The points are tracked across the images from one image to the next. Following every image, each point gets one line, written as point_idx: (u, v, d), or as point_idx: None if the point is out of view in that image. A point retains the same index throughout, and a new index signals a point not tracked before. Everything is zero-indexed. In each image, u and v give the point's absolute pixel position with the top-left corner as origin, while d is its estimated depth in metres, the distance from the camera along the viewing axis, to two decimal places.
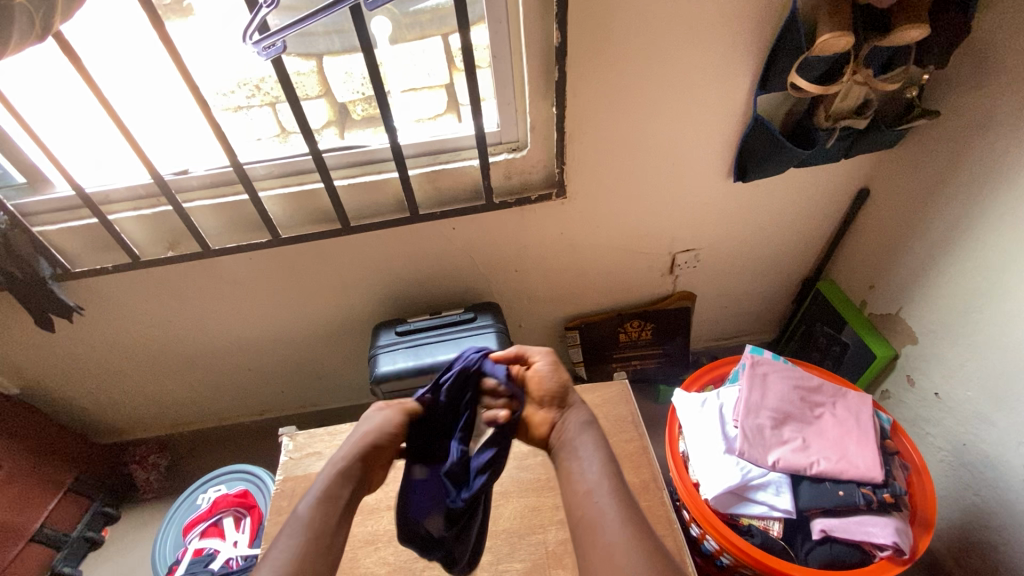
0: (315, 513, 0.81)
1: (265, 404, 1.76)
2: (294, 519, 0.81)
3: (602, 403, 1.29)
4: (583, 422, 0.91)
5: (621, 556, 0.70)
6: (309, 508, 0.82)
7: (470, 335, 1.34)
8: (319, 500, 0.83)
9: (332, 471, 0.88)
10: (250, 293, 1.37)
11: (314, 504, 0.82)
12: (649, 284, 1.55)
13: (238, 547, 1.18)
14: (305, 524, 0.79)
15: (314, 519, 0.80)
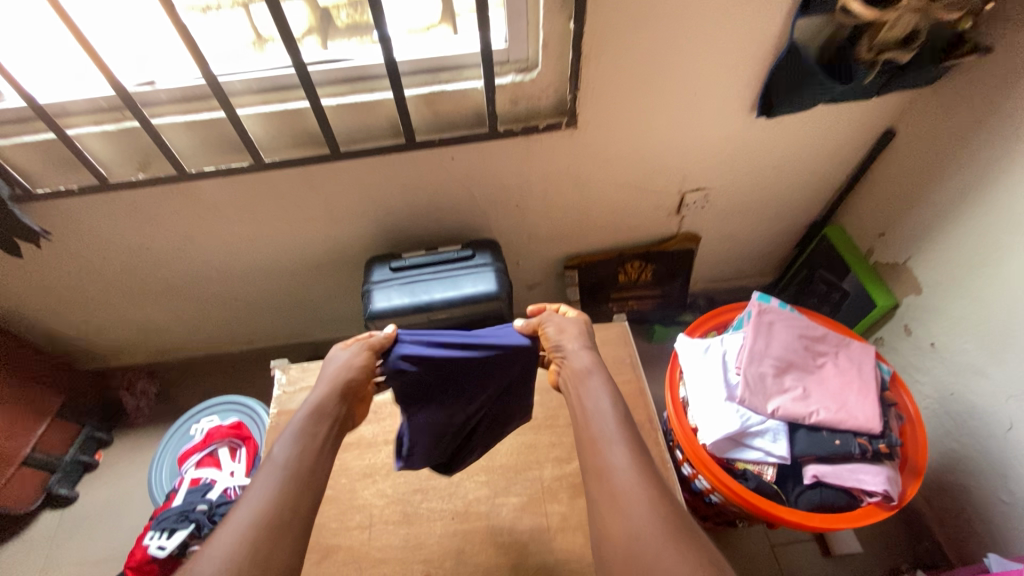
0: (297, 453, 0.77)
1: (254, 334, 1.73)
2: (271, 461, 0.76)
3: (601, 344, 1.28)
4: (587, 367, 0.87)
5: (621, 481, 0.71)
6: (287, 446, 0.78)
7: (468, 273, 1.29)
8: (299, 437, 0.79)
9: (309, 409, 0.84)
10: (232, 221, 1.29)
11: (298, 436, 0.79)
12: (654, 224, 1.50)
13: (236, 478, 1.18)
14: (287, 463, 0.75)
15: (301, 458, 0.76)
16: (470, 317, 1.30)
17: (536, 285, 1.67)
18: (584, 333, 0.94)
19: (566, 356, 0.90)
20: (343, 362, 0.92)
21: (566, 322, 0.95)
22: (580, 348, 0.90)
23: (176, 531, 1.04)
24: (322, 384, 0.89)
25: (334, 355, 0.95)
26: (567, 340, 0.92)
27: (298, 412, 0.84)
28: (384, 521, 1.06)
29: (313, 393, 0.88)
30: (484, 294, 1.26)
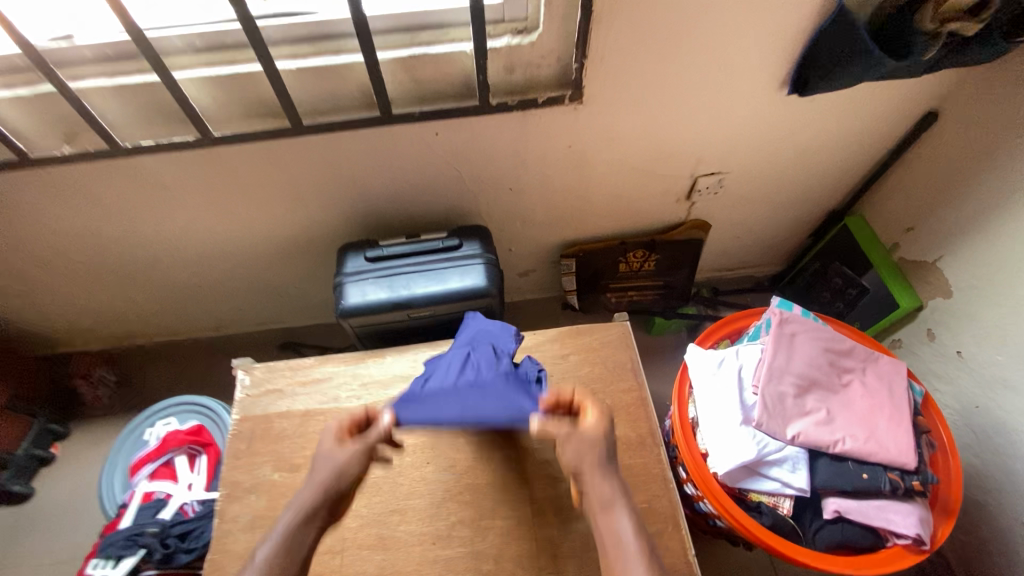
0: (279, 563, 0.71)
1: (222, 319, 1.58)
2: (253, 564, 0.71)
3: (600, 347, 1.16)
4: (608, 497, 0.72)
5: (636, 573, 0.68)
6: (272, 555, 0.71)
7: (454, 265, 1.15)
8: (286, 545, 0.73)
9: (297, 516, 0.74)
10: (183, 202, 1.12)
11: (274, 551, 0.72)
12: (661, 210, 1.35)
13: (194, 491, 1.06)
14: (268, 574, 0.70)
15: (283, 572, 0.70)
16: (455, 314, 1.17)
17: (529, 273, 1.53)
18: (610, 456, 0.76)
19: (584, 488, 0.74)
20: (335, 457, 0.77)
21: (587, 427, 0.76)
22: (602, 477, 0.74)
23: (124, 558, 0.94)
24: (314, 483, 0.76)
25: (327, 440, 0.80)
26: (591, 472, 0.73)
27: (287, 514, 0.75)
28: (358, 545, 0.96)
29: (304, 494, 0.76)
30: (472, 291, 1.12)
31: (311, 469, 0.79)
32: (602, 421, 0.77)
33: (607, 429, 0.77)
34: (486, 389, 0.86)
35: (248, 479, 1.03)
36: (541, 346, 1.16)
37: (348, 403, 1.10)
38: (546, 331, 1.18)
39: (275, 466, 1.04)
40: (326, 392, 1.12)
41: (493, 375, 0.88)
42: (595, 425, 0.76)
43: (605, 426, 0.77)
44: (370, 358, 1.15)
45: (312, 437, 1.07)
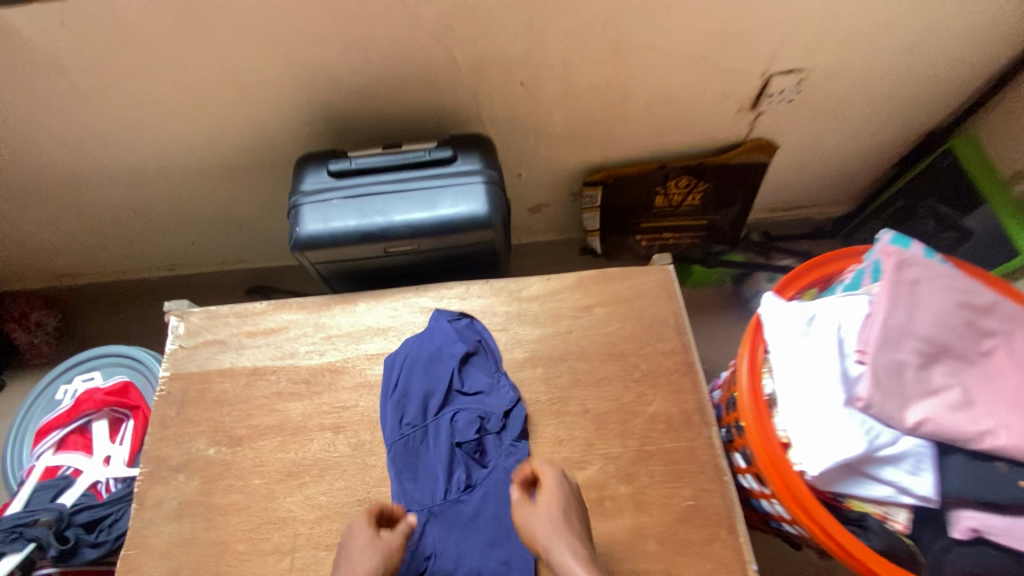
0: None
1: (176, 257, 1.33)
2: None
3: (633, 296, 0.89)
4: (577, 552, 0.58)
5: None
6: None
7: (444, 184, 0.86)
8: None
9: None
10: (96, 81, 0.86)
11: None
12: (714, 124, 1.06)
13: (109, 467, 0.83)
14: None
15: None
16: (447, 250, 0.89)
17: (542, 207, 1.25)
18: (572, 517, 0.61)
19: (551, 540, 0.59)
20: (380, 556, 0.60)
21: (546, 505, 0.62)
22: (565, 547, 0.58)
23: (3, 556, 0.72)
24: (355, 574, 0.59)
25: (361, 530, 0.63)
26: (555, 543, 0.58)
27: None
28: (314, 544, 0.73)
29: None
30: (468, 217, 0.85)
31: (338, 563, 0.61)
32: (552, 494, 0.63)
33: (559, 495, 0.63)
34: (484, 503, 0.74)
35: (176, 451, 0.80)
36: (557, 294, 0.90)
37: (307, 361, 0.85)
38: (564, 274, 0.91)
39: (211, 439, 0.81)
40: (280, 345, 0.87)
41: (486, 503, 0.74)
42: (551, 501, 0.62)
43: (557, 490, 0.63)
44: (337, 305, 0.89)
45: (259, 403, 0.83)
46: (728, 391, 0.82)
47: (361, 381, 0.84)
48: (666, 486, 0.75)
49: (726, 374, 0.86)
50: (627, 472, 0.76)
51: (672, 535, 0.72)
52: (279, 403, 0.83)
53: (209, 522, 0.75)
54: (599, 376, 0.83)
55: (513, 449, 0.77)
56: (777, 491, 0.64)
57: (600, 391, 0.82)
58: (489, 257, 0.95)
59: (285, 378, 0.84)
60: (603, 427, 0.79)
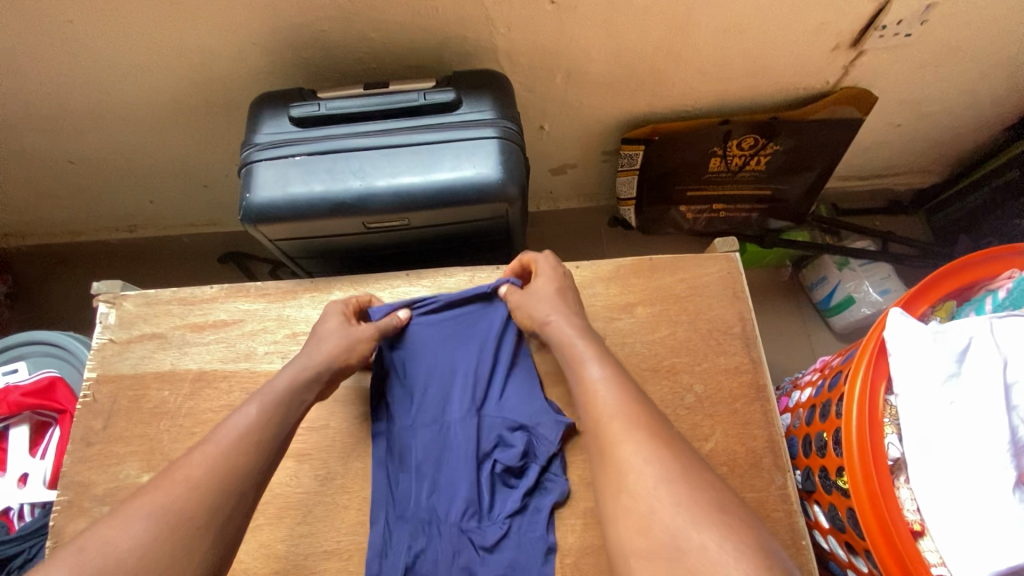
0: (265, 437, 0.49)
1: (134, 217, 1.13)
2: (221, 431, 0.48)
3: (688, 295, 0.68)
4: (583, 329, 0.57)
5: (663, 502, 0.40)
6: (262, 417, 0.50)
7: (444, 138, 0.64)
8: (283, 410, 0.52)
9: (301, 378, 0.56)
10: None
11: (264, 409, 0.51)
12: (797, 66, 0.81)
13: (24, 490, 0.68)
14: (251, 439, 0.48)
15: (272, 439, 0.50)
16: (447, 226, 0.68)
17: (567, 168, 1.02)
18: (571, 299, 0.61)
19: (545, 318, 0.59)
20: (346, 342, 0.61)
21: (542, 286, 0.62)
22: (561, 317, 0.58)
23: None
24: (321, 356, 0.59)
25: (332, 317, 0.63)
26: (552, 308, 0.59)
27: (272, 384, 0.54)
28: None
29: (303, 367, 0.57)
30: (475, 185, 0.63)
31: (308, 344, 0.61)
32: (551, 277, 0.63)
33: (558, 280, 0.63)
34: (506, 543, 0.58)
35: (100, 479, 0.63)
36: (588, 288, 0.70)
37: (266, 366, 0.67)
38: (597, 262, 0.71)
39: (145, 462, 0.64)
40: (233, 343, 0.69)
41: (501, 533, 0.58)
42: (547, 280, 0.62)
43: (552, 275, 0.63)
44: (306, 292, 0.71)
45: (206, 418, 0.65)
46: (809, 426, 0.63)
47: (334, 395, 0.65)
48: None
49: (803, 399, 0.68)
50: None
51: None
52: None
53: None
54: None
55: (550, 484, 0.61)
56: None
57: None
58: (501, 237, 0.74)
59: (239, 387, 0.66)
60: None
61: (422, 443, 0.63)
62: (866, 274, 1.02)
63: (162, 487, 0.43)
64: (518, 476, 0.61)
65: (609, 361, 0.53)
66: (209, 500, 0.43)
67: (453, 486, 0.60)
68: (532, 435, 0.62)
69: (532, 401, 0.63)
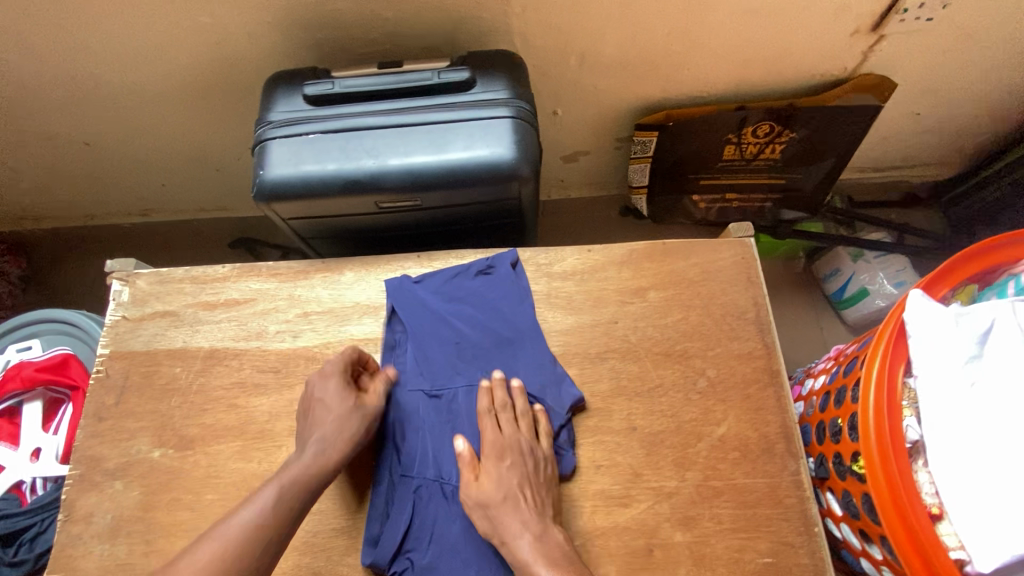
0: (274, 533, 0.50)
1: (146, 201, 1.14)
2: (227, 526, 0.49)
3: (700, 279, 0.68)
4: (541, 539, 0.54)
5: None
6: (275, 509, 0.50)
7: (458, 118, 0.64)
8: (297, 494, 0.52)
9: (313, 466, 0.54)
10: None
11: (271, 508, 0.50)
12: (816, 51, 0.80)
13: (37, 464, 0.68)
14: (257, 539, 0.49)
15: (283, 528, 0.50)
16: (458, 207, 0.68)
17: (578, 156, 1.02)
18: (523, 497, 0.56)
19: (496, 531, 0.55)
20: (357, 421, 0.58)
21: (491, 488, 0.56)
22: (511, 535, 0.54)
23: None
24: (334, 443, 0.56)
25: (336, 387, 0.59)
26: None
27: (284, 477, 0.53)
28: None
29: (314, 457, 0.55)
30: (487, 165, 0.63)
31: (313, 419, 0.58)
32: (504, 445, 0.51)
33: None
34: None
35: (112, 453, 0.64)
36: (600, 271, 0.69)
37: (277, 345, 0.67)
38: (609, 246, 0.70)
39: (156, 438, 0.64)
40: (245, 321, 0.69)
41: None
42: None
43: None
44: (318, 273, 0.71)
45: (217, 396, 0.65)
46: (822, 413, 0.63)
47: None
48: (736, 536, 0.57)
49: (817, 386, 0.67)
50: (685, 514, 0.58)
51: None
52: (241, 397, 0.65)
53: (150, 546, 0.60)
54: (650, 384, 0.63)
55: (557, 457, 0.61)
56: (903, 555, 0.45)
57: (653, 404, 0.62)
58: (512, 219, 0.73)
59: (250, 365, 0.66)
60: (654, 453, 0.61)
61: (431, 403, 0.64)
62: (880, 266, 1.01)
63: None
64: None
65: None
66: None
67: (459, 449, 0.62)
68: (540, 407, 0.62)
69: (541, 372, 0.64)
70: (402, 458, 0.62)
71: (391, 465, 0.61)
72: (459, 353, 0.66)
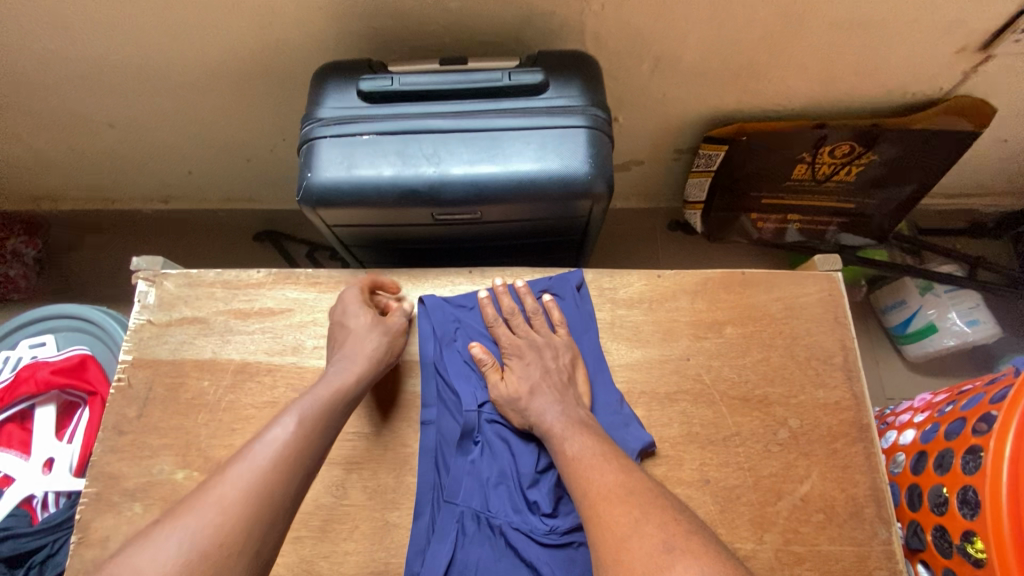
0: (312, 445, 0.46)
1: (170, 187, 1.08)
2: (256, 443, 0.44)
3: (781, 316, 0.61)
4: (569, 428, 0.53)
5: None
6: (302, 426, 0.46)
7: (529, 125, 0.57)
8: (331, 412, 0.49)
9: (342, 386, 0.51)
10: None
11: (301, 417, 0.47)
12: (912, 68, 0.73)
13: (50, 476, 0.63)
14: (300, 452, 0.45)
15: (318, 442, 0.47)
16: (520, 222, 0.62)
17: (632, 166, 0.95)
18: (550, 386, 0.57)
19: (524, 408, 0.56)
20: (384, 338, 0.57)
21: (517, 366, 0.59)
22: (532, 400, 0.56)
23: None
24: (362, 361, 0.54)
25: (359, 309, 0.58)
26: (534, 412, 0.56)
27: (314, 392, 0.50)
28: None
29: (341, 373, 0.53)
30: (559, 179, 0.56)
31: (337, 344, 0.56)
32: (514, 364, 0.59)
33: (530, 375, 0.58)
34: (561, 555, 0.53)
35: (133, 472, 0.58)
36: (670, 301, 0.63)
37: (314, 362, 0.62)
38: (682, 272, 0.64)
39: (179, 458, 0.59)
40: (280, 334, 0.63)
41: (555, 544, 0.53)
42: (518, 382, 0.58)
43: (520, 375, 0.58)
44: (361, 284, 0.65)
45: (247, 415, 0.60)
46: (917, 476, 0.56)
47: (388, 400, 0.60)
48: None
49: (906, 442, 0.61)
50: None
51: None
52: (274, 418, 0.59)
53: None
54: (725, 431, 0.57)
55: None
56: None
57: (728, 455, 0.56)
58: (574, 237, 0.67)
59: (284, 383, 0.61)
60: (729, 510, 0.55)
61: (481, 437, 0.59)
62: (952, 302, 0.93)
63: (188, 509, 0.40)
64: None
65: (593, 433, 0.53)
66: (247, 524, 0.40)
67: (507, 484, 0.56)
68: None
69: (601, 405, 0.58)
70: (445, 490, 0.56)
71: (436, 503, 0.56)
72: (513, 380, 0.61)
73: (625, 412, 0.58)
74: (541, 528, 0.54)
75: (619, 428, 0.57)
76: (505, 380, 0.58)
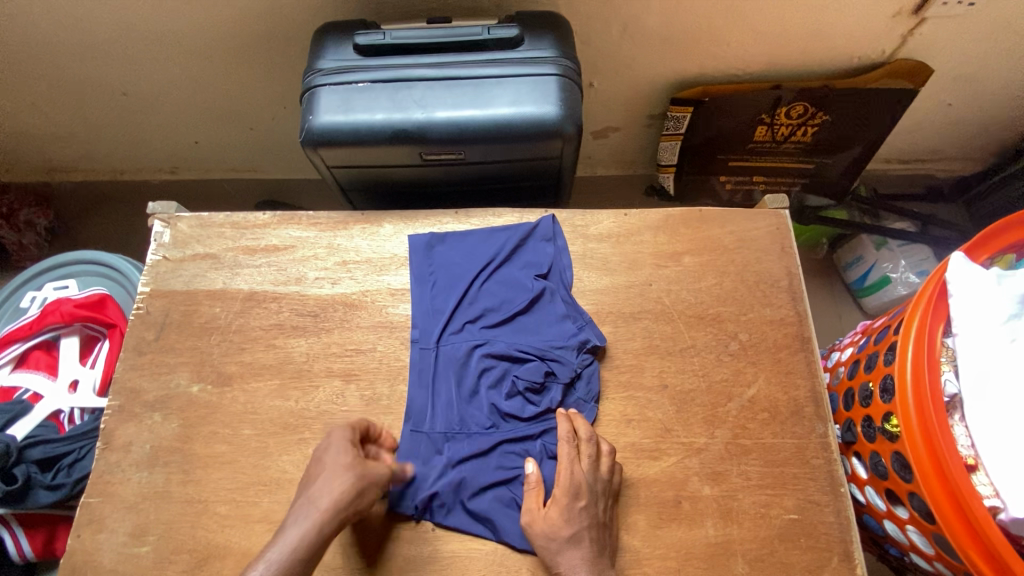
0: None
1: (177, 158, 1.15)
2: None
3: (732, 247, 0.69)
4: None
5: None
6: None
7: (505, 74, 0.65)
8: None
9: (298, 547, 0.47)
10: None
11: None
12: (855, 32, 0.80)
13: (76, 395, 0.70)
14: None
15: None
16: (498, 163, 0.69)
17: (609, 132, 1.03)
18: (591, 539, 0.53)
19: (554, 553, 0.53)
20: (360, 482, 0.51)
21: (567, 505, 0.54)
22: (566, 542, 0.53)
23: None
24: (326, 512, 0.49)
25: (345, 448, 0.53)
26: (563, 559, 0.52)
27: (269, 556, 0.46)
28: None
29: (302, 528, 0.48)
30: (531, 119, 0.64)
31: (312, 480, 0.51)
32: (562, 502, 0.54)
33: (578, 520, 0.53)
34: (523, 446, 0.60)
35: (152, 387, 0.65)
36: (635, 235, 0.70)
37: (315, 290, 0.68)
38: (646, 210, 0.71)
39: (194, 373, 0.65)
40: (284, 267, 0.70)
41: (515, 439, 0.60)
42: (563, 524, 0.53)
43: (565, 517, 0.53)
44: (357, 224, 0.71)
45: (255, 335, 0.67)
46: (852, 380, 0.64)
47: (382, 322, 0.67)
48: (763, 492, 0.58)
49: (845, 356, 0.69)
50: (713, 469, 0.59)
51: (768, 555, 0.56)
52: (279, 338, 0.66)
53: (187, 475, 0.61)
54: (681, 344, 0.64)
55: (576, 407, 0.62)
56: (935, 495, 0.47)
57: (684, 363, 0.64)
58: (548, 180, 0.75)
59: (288, 309, 0.68)
60: (685, 410, 0.62)
61: (455, 349, 0.64)
62: (904, 254, 1.01)
63: None
64: (539, 393, 0.62)
65: None
66: None
67: (477, 393, 0.62)
68: (556, 356, 0.63)
69: (565, 322, 0.65)
70: (422, 396, 0.62)
71: (413, 410, 0.62)
72: (487, 301, 0.67)
73: (589, 326, 0.65)
74: (504, 428, 0.61)
75: (574, 338, 0.64)
76: (546, 513, 0.54)
